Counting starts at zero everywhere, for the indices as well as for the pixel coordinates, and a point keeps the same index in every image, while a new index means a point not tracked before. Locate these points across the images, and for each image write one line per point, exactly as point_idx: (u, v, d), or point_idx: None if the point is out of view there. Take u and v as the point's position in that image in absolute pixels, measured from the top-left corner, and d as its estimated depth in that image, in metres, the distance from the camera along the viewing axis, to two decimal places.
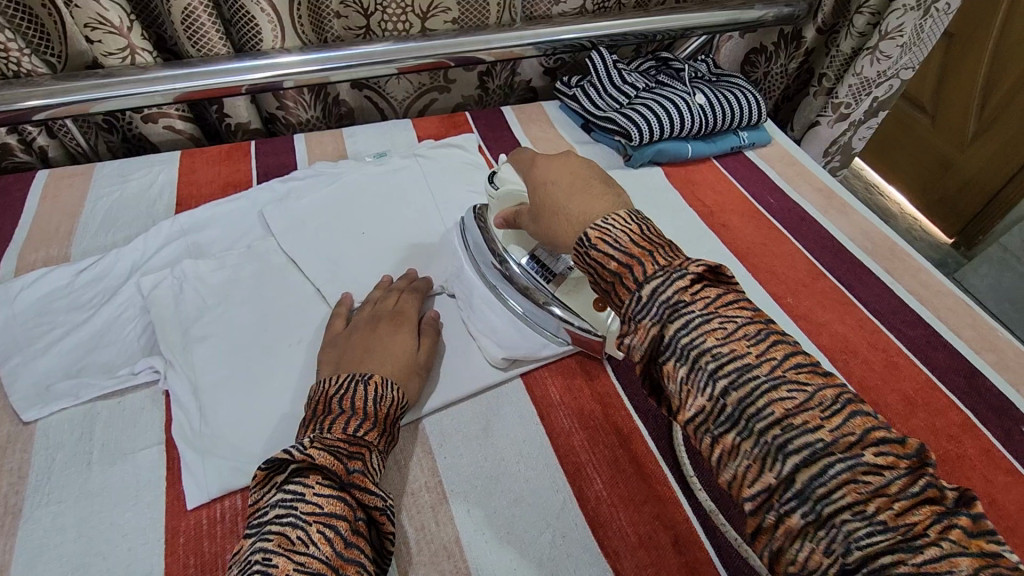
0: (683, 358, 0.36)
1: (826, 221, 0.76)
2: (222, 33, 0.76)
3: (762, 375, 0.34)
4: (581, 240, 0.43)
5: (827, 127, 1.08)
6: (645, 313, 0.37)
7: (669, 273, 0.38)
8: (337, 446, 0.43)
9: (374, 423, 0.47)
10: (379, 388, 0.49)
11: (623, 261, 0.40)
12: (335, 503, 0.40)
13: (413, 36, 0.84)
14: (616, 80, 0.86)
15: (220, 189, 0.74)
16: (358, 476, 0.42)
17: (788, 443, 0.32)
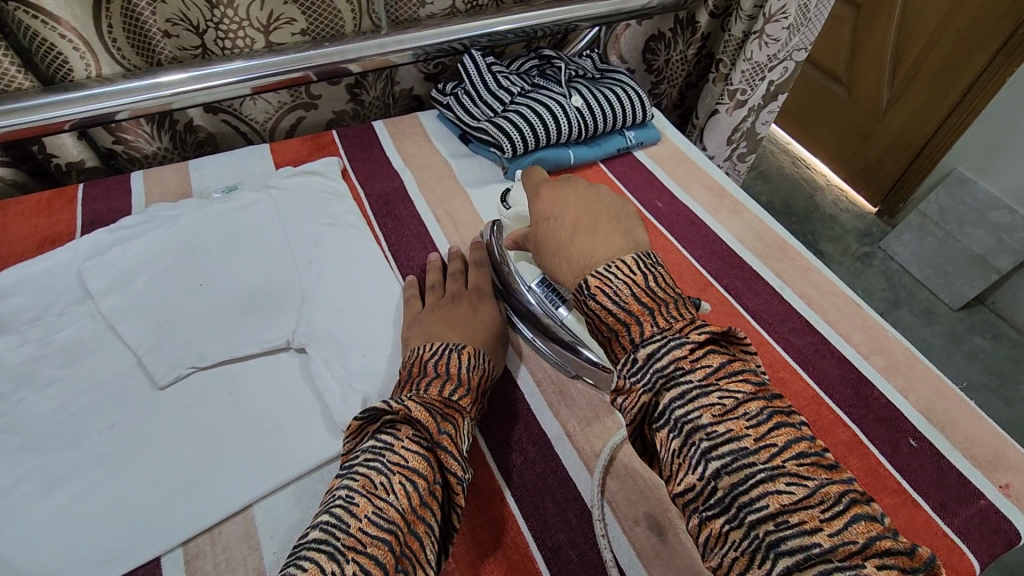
0: (651, 387, 0.38)
1: (715, 223, 0.72)
2: (21, 65, 0.66)
3: (695, 382, 0.37)
4: (582, 287, 0.44)
5: (726, 114, 1.04)
6: (635, 370, 0.39)
7: (668, 339, 0.39)
8: (431, 403, 0.43)
9: (467, 389, 0.47)
10: (471, 357, 0.50)
11: (622, 315, 0.41)
12: (421, 460, 0.39)
13: (258, 53, 0.75)
14: (491, 85, 0.80)
15: (36, 245, 0.65)
16: (448, 437, 0.42)
17: (714, 449, 0.35)
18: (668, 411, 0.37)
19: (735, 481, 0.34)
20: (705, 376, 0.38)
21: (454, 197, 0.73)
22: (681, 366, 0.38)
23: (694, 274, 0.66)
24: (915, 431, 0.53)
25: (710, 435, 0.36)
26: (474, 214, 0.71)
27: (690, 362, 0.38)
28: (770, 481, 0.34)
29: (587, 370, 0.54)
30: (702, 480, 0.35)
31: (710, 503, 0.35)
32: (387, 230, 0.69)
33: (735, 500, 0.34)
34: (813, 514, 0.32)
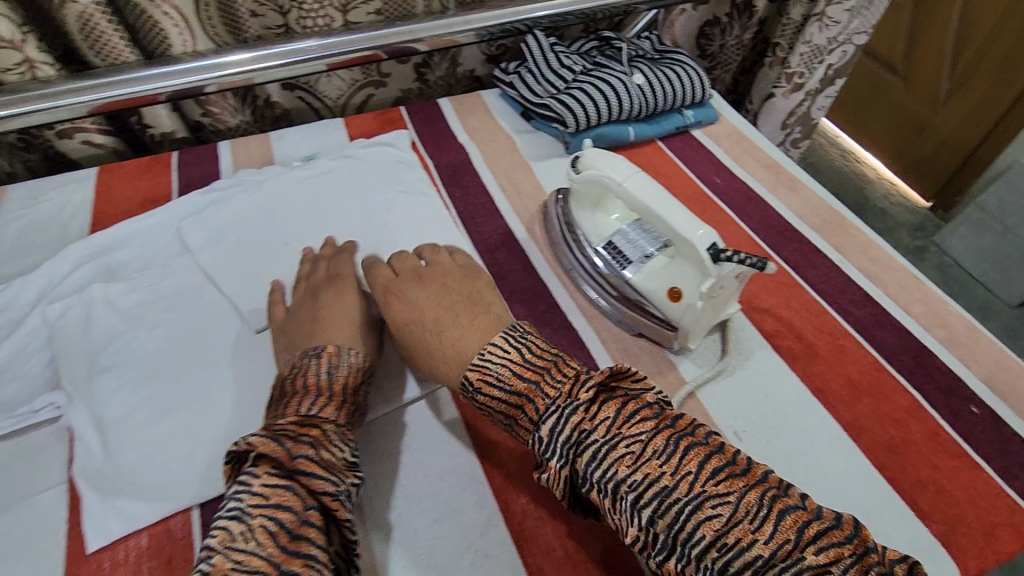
0: (563, 458, 0.41)
1: (774, 199, 0.73)
2: (127, 40, 0.72)
3: (601, 439, 0.40)
4: (465, 384, 0.47)
5: (783, 98, 1.04)
6: (545, 447, 0.41)
7: (562, 409, 0.41)
8: (284, 429, 0.43)
9: (336, 399, 0.48)
10: (332, 358, 0.51)
11: (511, 398, 0.45)
12: (284, 493, 0.39)
13: (336, 31, 0.80)
14: (553, 64, 0.83)
15: (138, 204, 0.71)
16: (303, 460, 0.41)
17: (640, 499, 0.38)
18: (586, 478, 0.39)
19: (668, 522, 0.37)
20: (608, 429, 0.40)
21: (518, 169, 0.76)
22: (584, 423, 0.41)
23: (754, 247, 0.68)
24: (977, 399, 0.54)
25: (631, 485, 0.38)
26: (537, 185, 0.74)
27: (588, 420, 0.41)
28: (698, 511, 0.36)
29: (651, 329, 0.57)
30: (643, 529, 0.38)
31: (656, 549, 0.37)
32: (456, 199, 0.73)
33: (677, 539, 0.36)
34: (745, 529, 0.35)
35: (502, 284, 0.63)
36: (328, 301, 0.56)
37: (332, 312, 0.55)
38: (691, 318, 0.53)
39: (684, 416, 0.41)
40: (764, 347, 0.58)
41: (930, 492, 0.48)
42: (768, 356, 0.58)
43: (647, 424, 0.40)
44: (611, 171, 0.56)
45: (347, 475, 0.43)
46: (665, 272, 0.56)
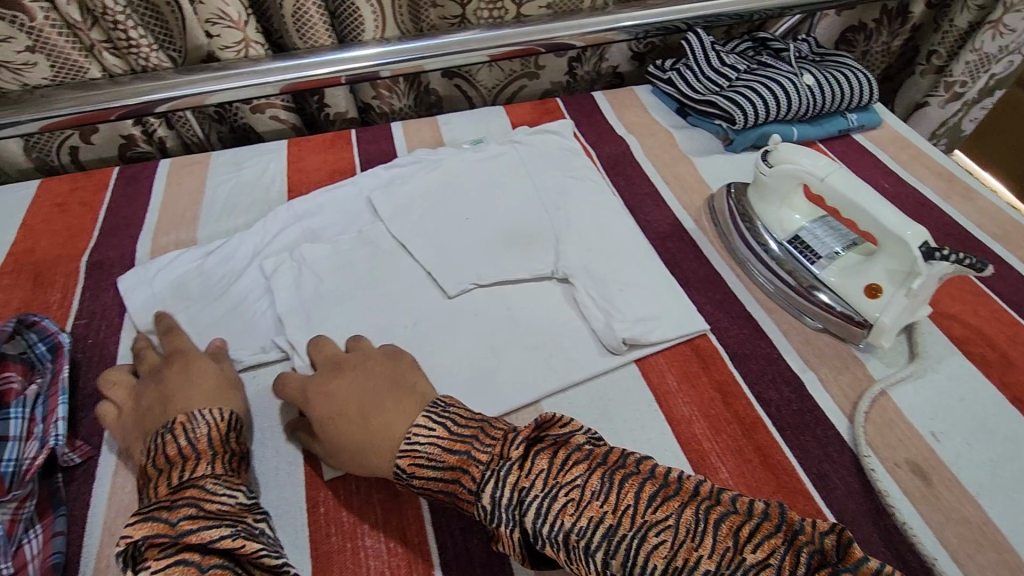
0: (512, 521, 0.38)
1: (949, 207, 0.72)
2: (328, 24, 0.78)
3: (537, 494, 0.38)
4: (396, 471, 0.44)
5: (938, 107, 1.02)
6: (492, 516, 0.39)
7: (495, 469, 0.40)
8: (155, 510, 0.40)
9: (205, 455, 0.44)
10: (185, 427, 0.45)
11: (446, 473, 0.42)
12: (172, 565, 0.36)
13: (509, 23, 0.84)
14: (715, 62, 0.84)
15: (327, 175, 0.77)
16: (185, 522, 0.39)
17: (591, 546, 0.36)
18: (538, 539, 0.38)
19: (623, 560, 0.36)
20: (544, 482, 0.38)
21: (679, 163, 0.78)
22: (519, 483, 0.39)
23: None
24: None
25: (580, 532, 0.37)
26: (700, 179, 0.76)
27: (524, 475, 0.39)
28: (645, 542, 0.36)
29: (838, 325, 0.57)
30: (601, 574, 0.36)
31: None
32: (620, 188, 0.75)
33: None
34: (691, 547, 0.35)
35: (675, 271, 0.65)
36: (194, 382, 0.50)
37: (186, 384, 0.50)
38: (892, 314, 0.54)
39: (612, 449, 0.41)
40: (955, 353, 0.57)
41: None
42: (960, 361, 0.56)
43: (581, 462, 0.39)
44: (811, 166, 0.57)
45: (244, 515, 0.41)
46: (862, 269, 0.56)
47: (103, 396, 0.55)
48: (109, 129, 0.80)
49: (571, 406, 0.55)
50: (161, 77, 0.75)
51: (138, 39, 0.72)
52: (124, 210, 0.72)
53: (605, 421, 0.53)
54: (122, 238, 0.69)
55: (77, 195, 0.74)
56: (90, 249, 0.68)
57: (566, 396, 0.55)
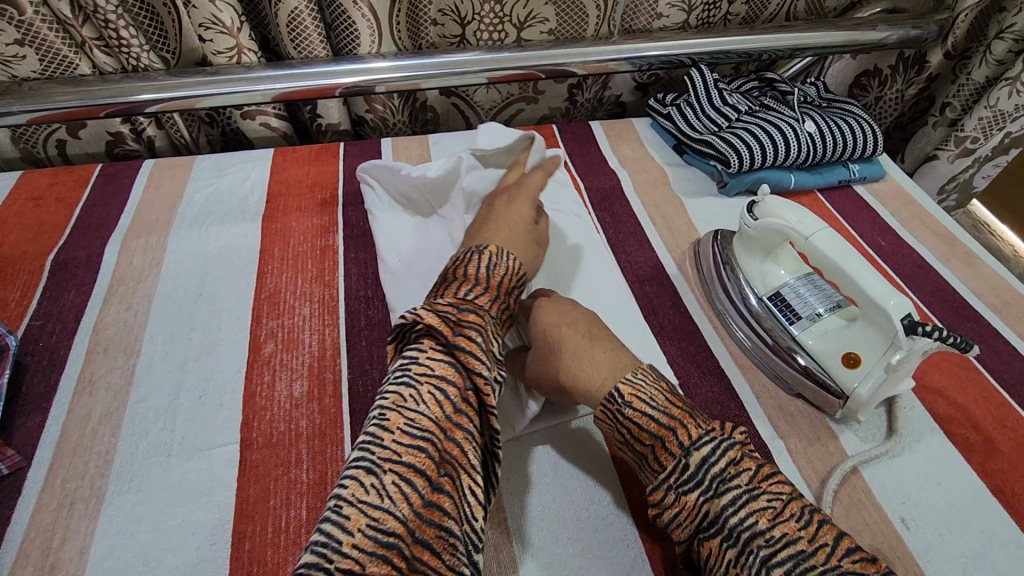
0: (706, 491, 0.40)
1: (947, 271, 0.68)
2: (323, 36, 0.77)
3: (741, 486, 0.39)
4: (613, 395, 0.45)
5: (947, 161, 0.99)
6: (686, 479, 0.40)
7: (716, 441, 0.41)
8: (446, 311, 0.44)
9: (486, 289, 0.49)
10: (493, 257, 0.51)
11: (663, 420, 0.43)
12: (446, 367, 0.41)
13: (508, 46, 0.82)
14: (716, 101, 0.82)
15: (307, 189, 0.76)
16: (463, 339, 0.42)
17: (771, 555, 0.36)
18: (720, 519, 0.39)
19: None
20: (750, 479, 0.40)
21: (668, 203, 0.75)
22: (727, 469, 0.40)
23: (923, 318, 0.63)
24: None
25: (768, 540, 0.37)
26: (688, 222, 0.73)
27: (736, 466, 0.40)
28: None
29: (814, 391, 0.54)
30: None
31: None
32: (605, 224, 0.73)
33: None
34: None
35: (650, 318, 0.62)
36: (497, 210, 0.61)
37: (504, 218, 0.59)
38: (869, 387, 0.50)
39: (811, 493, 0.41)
40: (935, 431, 0.54)
41: None
42: (940, 441, 0.53)
43: (793, 489, 0.40)
44: (796, 224, 0.54)
45: (494, 365, 0.44)
46: (842, 335, 0.53)
47: (45, 404, 0.53)
48: (97, 125, 0.79)
49: (523, 456, 0.52)
50: (149, 78, 0.74)
51: (129, 39, 0.71)
52: (99, 209, 0.71)
53: (556, 477, 0.51)
54: (91, 238, 0.68)
55: (55, 191, 0.73)
56: (59, 248, 0.66)
57: (518, 444, 0.53)
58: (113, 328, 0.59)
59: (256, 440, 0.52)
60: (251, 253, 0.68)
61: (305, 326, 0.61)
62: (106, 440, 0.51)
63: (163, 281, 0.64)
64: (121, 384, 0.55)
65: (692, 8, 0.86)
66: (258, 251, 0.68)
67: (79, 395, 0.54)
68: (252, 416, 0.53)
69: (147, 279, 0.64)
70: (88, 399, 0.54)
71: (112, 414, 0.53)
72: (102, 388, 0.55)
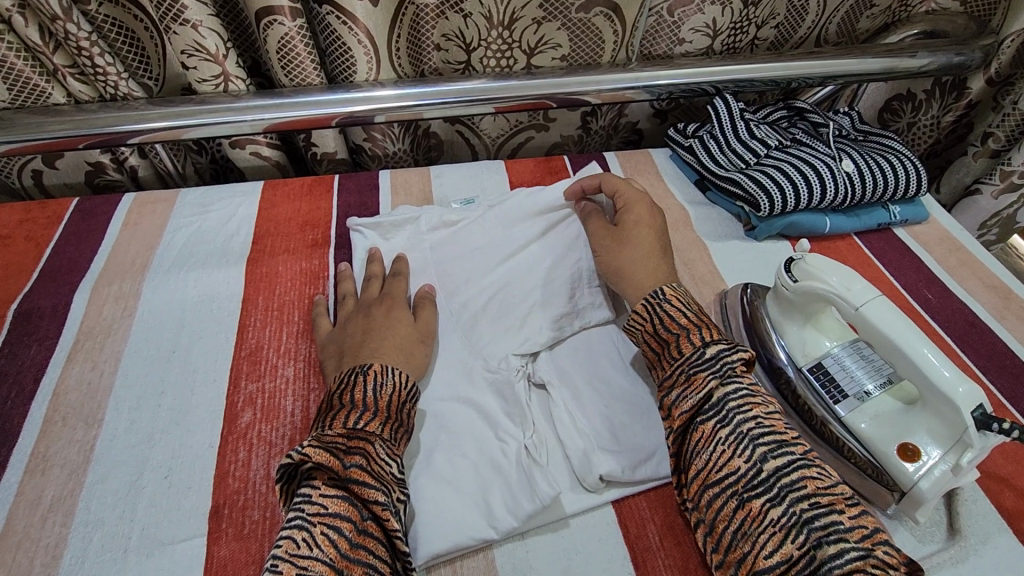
0: (716, 375, 0.46)
1: (1004, 331, 0.61)
2: (317, 62, 0.71)
3: (744, 385, 0.46)
4: (657, 292, 0.53)
5: (989, 197, 0.92)
6: (701, 364, 0.47)
7: (731, 344, 0.48)
8: (334, 443, 0.43)
9: (376, 413, 0.46)
10: (377, 377, 0.48)
11: (691, 320, 0.51)
12: (339, 502, 0.40)
13: (517, 74, 0.76)
14: (743, 133, 0.75)
15: (298, 228, 0.70)
16: (355, 470, 0.42)
17: (760, 436, 0.42)
18: (722, 403, 0.45)
19: (779, 463, 0.41)
20: (751, 383, 0.47)
21: (690, 247, 0.69)
22: (737, 367, 0.47)
23: (999, 409, 0.54)
24: None
25: (758, 425, 0.43)
26: (713, 269, 0.66)
27: (744, 367, 0.47)
28: (806, 467, 0.41)
29: (864, 481, 0.48)
30: (748, 463, 0.41)
31: (752, 485, 0.40)
32: None
33: (778, 481, 0.40)
34: (838, 499, 0.39)
35: None
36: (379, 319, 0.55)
37: (386, 327, 0.55)
38: (928, 479, 0.43)
39: None
40: (1004, 532, 0.47)
41: None
42: (1010, 544, 0.46)
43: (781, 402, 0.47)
44: (842, 290, 0.47)
45: (396, 489, 0.44)
46: (898, 421, 0.46)
47: None
48: (74, 156, 0.74)
49: (530, 553, 0.46)
50: (129, 107, 0.68)
51: (104, 67, 0.65)
52: (71, 250, 0.66)
53: None
54: (59, 284, 0.62)
55: (25, 229, 0.68)
56: (23, 295, 0.61)
57: (523, 539, 0.47)
58: (76, 392, 0.53)
59: (227, 532, 0.46)
60: (232, 302, 0.62)
61: (287, 391, 0.55)
62: (56, 530, 0.45)
63: (135, 336, 0.58)
64: (78, 461, 0.49)
65: (718, 33, 0.80)
66: (240, 300, 0.62)
67: (31, 475, 0.48)
68: (224, 502, 0.47)
69: (116, 333, 0.58)
70: (41, 479, 0.48)
71: (67, 498, 0.47)
72: (57, 465, 0.49)
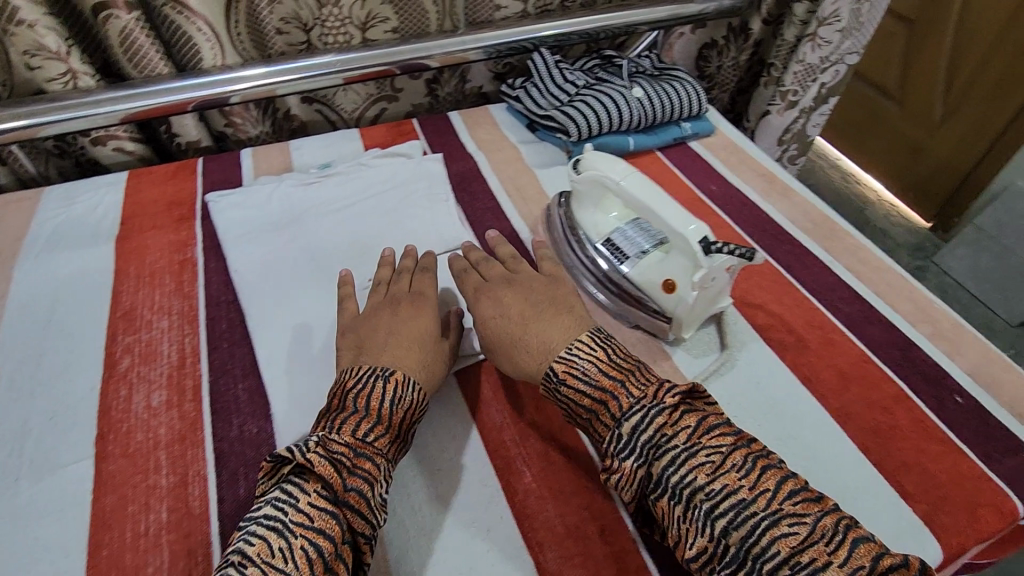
0: (643, 459, 0.43)
1: (768, 206, 0.77)
2: (162, 53, 0.77)
3: (679, 445, 0.42)
4: (549, 374, 0.50)
5: (778, 115, 1.09)
6: (623, 448, 0.44)
7: (645, 409, 0.45)
8: (340, 454, 0.42)
9: (385, 428, 0.47)
10: (398, 388, 0.49)
11: (595, 394, 0.47)
12: (328, 518, 0.39)
13: (355, 48, 0.84)
14: (558, 79, 0.88)
15: (164, 206, 0.76)
16: (354, 495, 0.41)
17: (713, 508, 0.39)
18: (663, 479, 0.42)
19: (743, 535, 0.38)
20: (688, 438, 0.43)
21: (522, 176, 0.81)
22: (660, 432, 0.43)
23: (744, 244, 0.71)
24: (961, 389, 0.56)
25: (707, 493, 0.40)
26: (540, 192, 0.78)
27: (669, 427, 0.43)
28: (773, 527, 0.38)
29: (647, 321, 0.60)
30: (713, 540, 0.39)
31: (726, 562, 0.39)
32: (462, 204, 0.77)
33: (749, 553, 0.38)
34: (821, 549, 0.37)
35: None
36: (408, 315, 0.56)
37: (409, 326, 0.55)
38: (687, 307, 0.57)
39: (763, 440, 0.43)
40: (756, 340, 0.61)
41: (903, 470, 0.51)
42: (761, 348, 0.60)
43: (733, 442, 0.43)
44: (610, 172, 0.61)
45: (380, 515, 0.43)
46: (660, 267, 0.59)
47: None
48: None
49: None
50: None
51: None
52: None
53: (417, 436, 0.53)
54: None
55: None
56: None
57: None
58: None
59: (113, 453, 0.51)
60: (105, 274, 0.67)
61: (164, 338, 0.60)
62: None
63: (10, 312, 0.62)
64: None
65: None
66: (112, 272, 0.67)
67: None
68: (109, 430, 0.53)
69: None
70: None
71: None
72: None
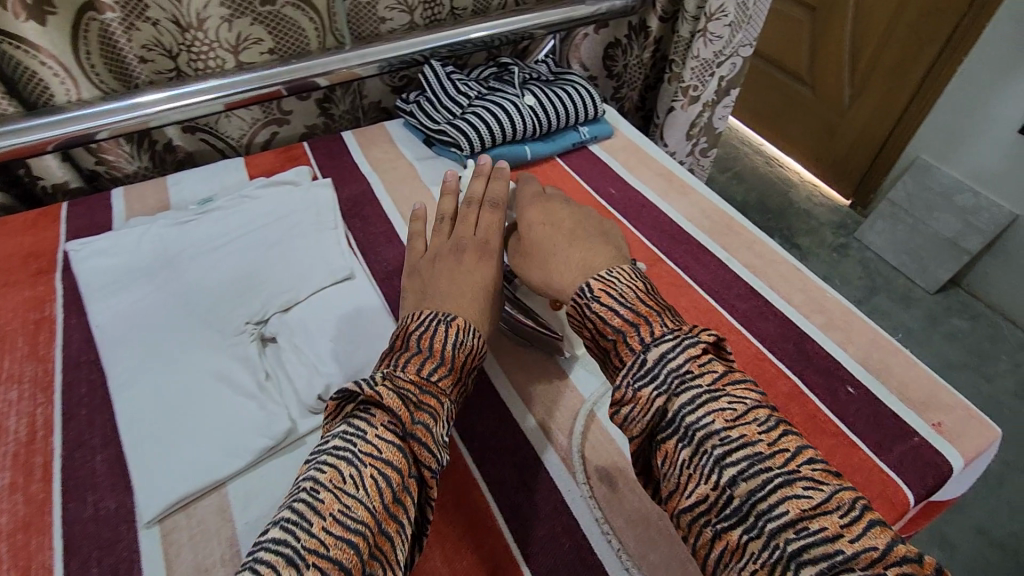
0: (664, 388, 0.40)
1: (665, 206, 0.76)
2: (5, 92, 0.70)
3: (704, 387, 0.39)
4: (583, 290, 0.47)
5: (682, 110, 1.09)
6: (645, 377, 0.41)
7: (681, 340, 0.42)
8: (407, 391, 0.43)
9: (448, 369, 0.47)
10: (459, 333, 0.49)
11: (627, 317, 0.45)
12: (394, 451, 0.39)
13: (228, 72, 0.80)
14: (451, 91, 0.85)
15: (20, 260, 0.69)
16: (419, 429, 0.42)
17: (727, 456, 0.37)
18: (679, 419, 0.39)
19: (752, 488, 0.35)
20: (713, 381, 0.40)
21: (418, 195, 0.78)
22: (691, 370, 0.40)
23: (641, 249, 0.70)
24: (853, 379, 0.57)
25: (723, 440, 0.37)
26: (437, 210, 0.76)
27: (698, 365, 0.40)
28: (787, 486, 0.35)
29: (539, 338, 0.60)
30: (717, 488, 0.36)
31: (726, 514, 0.36)
32: (354, 230, 0.74)
33: (754, 509, 0.35)
34: (833, 518, 0.34)
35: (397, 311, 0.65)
36: (467, 261, 0.57)
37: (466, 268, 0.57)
38: None
39: None
40: None
41: None
42: None
43: (759, 397, 0.40)
44: None
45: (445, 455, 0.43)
46: None
47: None
48: None
49: (264, 479, 0.51)
50: None
51: None
52: None
53: None
54: None
55: None
56: None
57: (260, 469, 0.51)
58: None
59: None
60: None
61: (11, 411, 0.54)
62: None
63: None
64: None
65: (412, 8, 0.90)
66: None
67: None
68: None
69: None
70: None
71: None
72: None
